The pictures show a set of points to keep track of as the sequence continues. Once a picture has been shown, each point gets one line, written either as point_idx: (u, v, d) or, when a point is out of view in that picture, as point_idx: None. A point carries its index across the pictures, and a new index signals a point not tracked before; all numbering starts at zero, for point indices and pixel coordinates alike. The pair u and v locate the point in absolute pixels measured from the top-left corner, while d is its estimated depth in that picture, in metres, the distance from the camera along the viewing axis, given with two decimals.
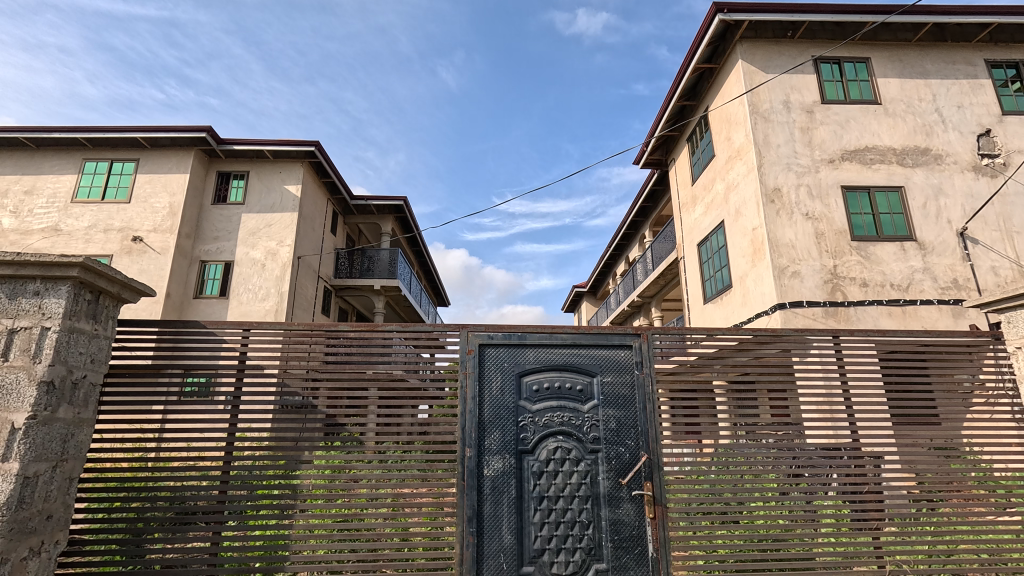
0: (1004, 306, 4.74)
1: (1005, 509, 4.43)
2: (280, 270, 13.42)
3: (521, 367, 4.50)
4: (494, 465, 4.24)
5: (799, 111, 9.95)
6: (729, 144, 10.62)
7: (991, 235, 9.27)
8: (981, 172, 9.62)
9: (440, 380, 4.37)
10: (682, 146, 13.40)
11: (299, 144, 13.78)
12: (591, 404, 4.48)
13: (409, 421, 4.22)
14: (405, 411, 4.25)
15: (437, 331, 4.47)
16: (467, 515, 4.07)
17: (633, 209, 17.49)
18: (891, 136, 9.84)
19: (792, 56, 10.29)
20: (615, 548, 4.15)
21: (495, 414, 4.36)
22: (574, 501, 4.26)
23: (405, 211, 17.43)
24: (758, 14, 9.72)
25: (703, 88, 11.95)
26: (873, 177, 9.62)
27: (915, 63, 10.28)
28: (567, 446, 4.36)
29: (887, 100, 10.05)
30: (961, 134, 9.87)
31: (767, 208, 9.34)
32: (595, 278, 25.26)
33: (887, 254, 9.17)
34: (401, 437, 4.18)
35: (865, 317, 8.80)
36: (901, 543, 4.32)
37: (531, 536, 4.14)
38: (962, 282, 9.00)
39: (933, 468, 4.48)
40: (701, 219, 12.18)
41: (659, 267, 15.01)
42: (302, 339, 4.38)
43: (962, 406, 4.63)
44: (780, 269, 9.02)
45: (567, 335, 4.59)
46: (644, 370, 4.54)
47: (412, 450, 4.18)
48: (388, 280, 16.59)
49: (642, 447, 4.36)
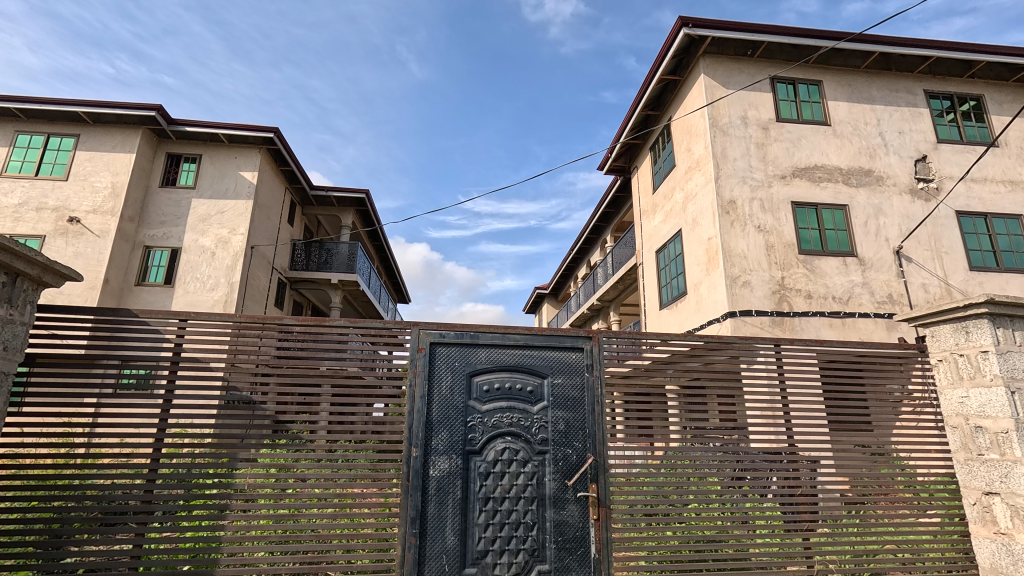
0: (928, 321, 4.98)
1: (926, 512, 4.68)
2: (232, 259, 12.87)
3: (473, 367, 4.47)
4: (440, 465, 4.19)
5: (755, 127, 10.34)
6: (689, 155, 10.93)
7: (923, 254, 9.89)
8: (917, 195, 10.25)
9: (397, 379, 4.30)
10: (645, 154, 13.71)
11: (257, 130, 13.28)
12: (540, 405, 4.48)
13: (362, 419, 4.11)
14: (359, 408, 4.12)
15: (395, 327, 4.40)
16: (411, 516, 4.01)
17: (595, 214, 17.74)
18: (839, 156, 10.35)
19: (751, 74, 10.69)
20: (559, 549, 4.17)
21: (443, 413, 4.31)
22: (520, 502, 4.25)
23: (367, 205, 17.07)
24: (721, 30, 10.03)
25: (667, 98, 12.24)
26: (820, 194, 10.08)
27: (863, 89, 10.86)
28: (514, 446, 4.35)
29: (836, 122, 10.58)
30: (901, 158, 10.48)
31: (723, 219, 9.65)
32: (557, 280, 25.47)
33: (830, 268, 9.64)
34: (355, 435, 4.07)
35: (808, 327, 9.21)
36: (832, 544, 4.49)
37: (475, 537, 4.11)
38: (896, 298, 9.57)
39: (865, 472, 4.70)
40: (660, 227, 12.47)
41: (618, 272, 15.32)
42: (252, 332, 4.20)
43: (892, 414, 4.85)
44: (732, 278, 9.33)
45: (520, 335, 4.59)
46: (595, 372, 4.58)
47: (366, 449, 4.09)
48: (346, 275, 16.19)
49: (589, 449, 4.40)
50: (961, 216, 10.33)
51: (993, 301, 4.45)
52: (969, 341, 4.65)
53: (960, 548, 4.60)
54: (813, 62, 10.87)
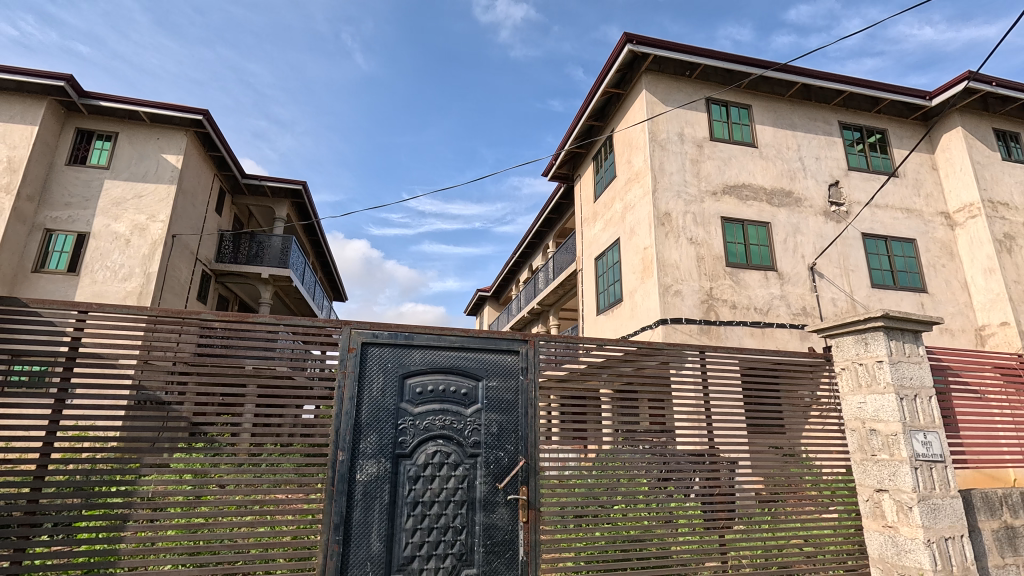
0: (834, 332, 5.40)
1: (828, 508, 5.07)
2: (149, 248, 11.89)
3: (406, 369, 4.37)
4: (368, 470, 4.06)
5: (691, 145, 10.87)
6: (629, 167, 11.32)
7: (833, 270, 10.79)
8: (829, 217, 11.17)
9: (329, 380, 4.14)
10: (587, 163, 14.05)
11: (184, 111, 12.38)
12: (474, 408, 4.45)
13: (291, 422, 3.92)
14: (288, 410, 3.93)
15: (329, 326, 4.24)
16: (335, 523, 3.86)
17: (539, 219, 17.97)
18: (764, 177, 11.09)
19: (688, 93, 11.24)
20: (487, 553, 4.15)
21: (373, 416, 4.19)
22: (449, 506, 4.20)
23: (303, 197, 16.36)
24: (662, 49, 10.48)
25: (610, 110, 12.63)
26: (746, 211, 10.74)
27: (787, 116, 11.71)
28: (446, 449, 4.29)
29: (762, 144, 11.33)
30: (817, 181, 11.39)
31: (658, 229, 10.05)
32: (498, 283, 25.56)
33: (753, 280, 10.29)
34: (282, 438, 3.87)
35: (732, 335, 9.77)
36: (745, 540, 4.75)
37: (402, 543, 4.02)
38: (809, 310, 10.36)
39: (777, 473, 5.03)
40: (600, 235, 12.82)
41: (559, 278, 15.60)
42: (170, 327, 3.89)
43: (803, 418, 5.23)
44: (665, 287, 9.74)
45: (456, 337, 4.55)
46: (529, 375, 4.61)
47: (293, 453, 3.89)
48: (278, 269, 15.42)
49: (521, 451, 4.43)
50: (866, 238, 11.35)
51: (888, 316, 4.92)
52: (867, 351, 5.09)
53: (855, 541, 5.02)
54: (744, 87, 11.60)
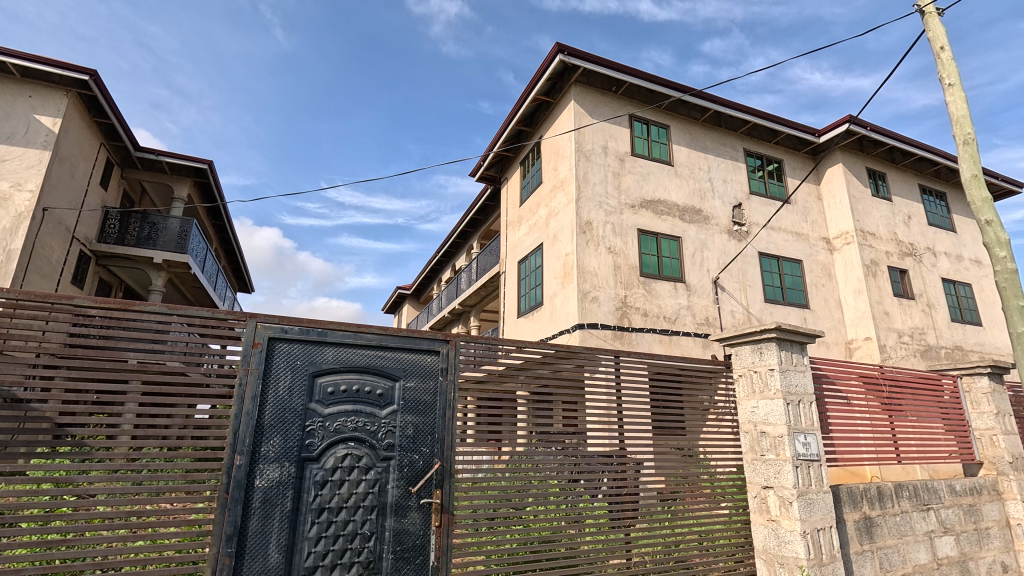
0: (734, 341, 5.84)
1: (720, 504, 5.47)
2: (12, 221, 10.28)
3: (317, 367, 4.12)
4: (269, 475, 3.78)
5: (614, 158, 11.34)
6: (555, 175, 11.59)
7: (733, 285, 11.73)
8: (732, 235, 12.14)
9: (229, 377, 3.80)
10: (515, 167, 14.20)
11: (66, 68, 10.88)
12: (389, 409, 4.28)
13: (181, 423, 3.54)
14: (178, 410, 3.54)
15: (232, 319, 3.90)
16: (228, 533, 3.54)
17: (464, 219, 17.88)
18: (677, 194, 11.83)
19: (613, 108, 11.73)
20: (396, 559, 4.01)
21: (277, 417, 3.91)
22: (358, 512, 4.00)
23: (209, 177, 15.02)
24: (591, 63, 10.84)
25: (540, 117, 12.85)
26: (661, 225, 11.39)
27: (700, 139, 12.59)
28: (357, 452, 4.09)
29: (677, 163, 12.09)
30: (723, 202, 12.35)
31: (579, 237, 10.37)
32: (420, 282, 25.08)
33: (664, 290, 10.92)
34: (168, 441, 3.47)
35: (643, 342, 10.29)
36: (647, 537, 4.99)
37: (304, 552, 3.78)
38: (711, 320, 11.18)
39: (677, 472, 5.34)
40: (524, 238, 12.99)
41: (481, 279, 15.59)
42: (35, 313, 3.37)
43: (702, 420, 5.61)
44: (583, 293, 10.06)
45: (373, 335, 4.36)
46: (449, 377, 4.53)
47: (181, 458, 3.50)
48: (175, 254, 14.00)
49: (436, 454, 4.33)
50: (762, 256, 12.48)
51: (781, 328, 5.40)
52: (761, 360, 5.56)
53: (742, 534, 5.45)
54: (663, 108, 12.31)
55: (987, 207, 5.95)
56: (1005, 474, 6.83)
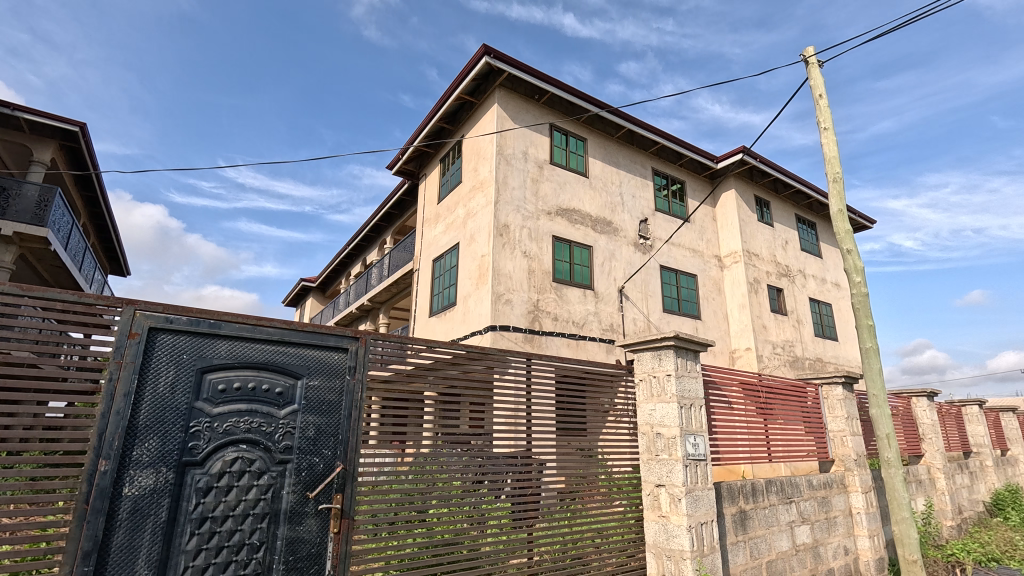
0: (637, 347, 6.18)
1: (616, 502, 5.77)
2: None
3: (206, 362, 3.75)
4: (141, 482, 3.39)
5: (533, 164, 11.57)
6: (475, 175, 11.59)
7: (636, 294, 12.46)
8: (638, 248, 12.90)
9: (94, 371, 3.33)
10: (434, 164, 14.00)
11: None
12: (289, 409, 3.99)
13: (26, 423, 3.02)
14: (23, 408, 3.02)
15: (102, 305, 3.43)
16: (85, 550, 3.12)
17: (378, 213, 17.29)
18: (591, 204, 12.34)
19: (535, 116, 11.98)
20: (287, 570, 3.74)
21: (155, 417, 3.51)
22: (246, 520, 3.69)
23: (80, 141, 13.13)
24: (516, 69, 10.98)
25: (462, 116, 12.78)
26: (574, 234, 11.80)
27: (613, 154, 13.25)
28: (248, 456, 3.77)
29: (592, 175, 12.62)
30: (632, 216, 13.08)
31: (496, 240, 10.44)
32: (326, 275, 23.83)
33: (574, 297, 11.32)
34: (8, 445, 2.93)
35: (552, 345, 10.57)
36: (547, 536, 5.12)
37: (179, 567, 3.42)
38: (615, 327, 11.78)
39: (579, 472, 5.54)
40: (440, 237, 12.84)
41: (393, 275, 15.15)
42: None
43: (603, 422, 5.88)
44: (497, 295, 10.14)
45: (275, 330, 4.05)
46: (357, 376, 4.32)
47: (24, 464, 2.98)
48: (30, 226, 12.06)
49: (338, 456, 4.10)
50: (662, 269, 13.38)
51: (678, 336, 5.81)
52: (660, 365, 5.93)
53: (634, 530, 5.78)
54: (582, 121, 12.80)
55: (848, 238, 6.87)
56: (850, 470, 7.88)
